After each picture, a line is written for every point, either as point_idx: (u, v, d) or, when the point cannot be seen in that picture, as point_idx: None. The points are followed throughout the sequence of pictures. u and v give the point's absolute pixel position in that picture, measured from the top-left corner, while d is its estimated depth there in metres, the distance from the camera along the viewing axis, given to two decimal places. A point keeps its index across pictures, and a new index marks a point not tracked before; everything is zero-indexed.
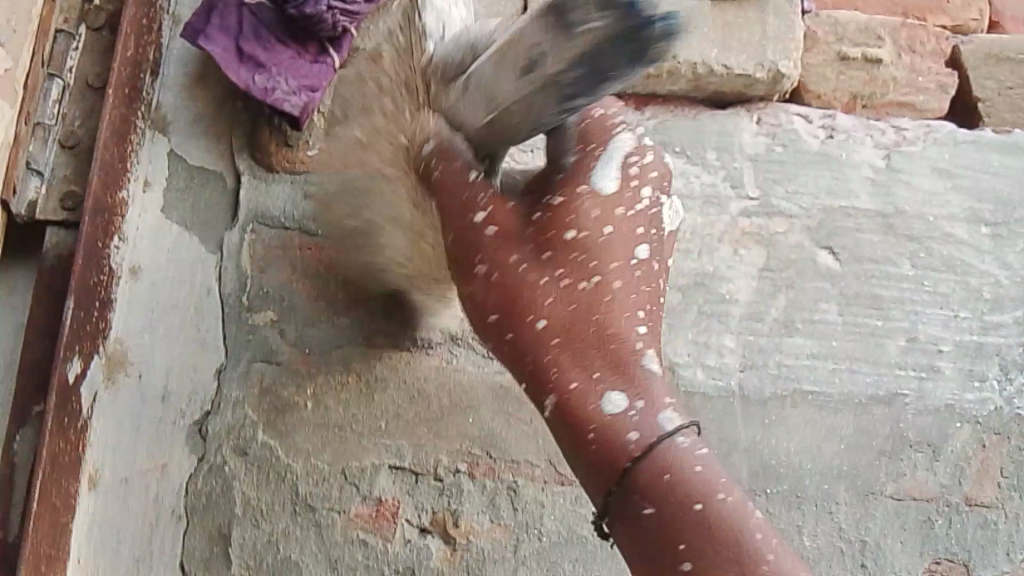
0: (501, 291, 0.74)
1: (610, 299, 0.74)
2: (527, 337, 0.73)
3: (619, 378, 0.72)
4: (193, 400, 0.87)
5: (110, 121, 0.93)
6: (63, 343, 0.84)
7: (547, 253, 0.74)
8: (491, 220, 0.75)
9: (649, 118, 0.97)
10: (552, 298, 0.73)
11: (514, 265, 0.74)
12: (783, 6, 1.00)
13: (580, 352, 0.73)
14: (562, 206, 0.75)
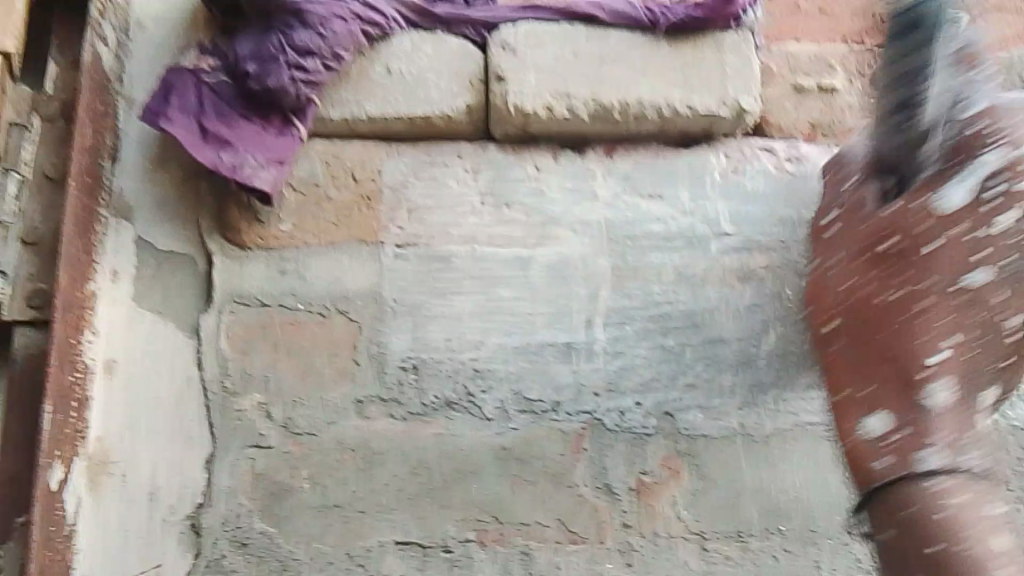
0: (885, 305, 0.72)
1: (894, 350, 0.71)
2: (836, 351, 0.76)
3: (950, 382, 0.70)
4: (184, 496, 0.85)
5: (72, 213, 0.84)
6: (45, 449, 0.76)
7: (903, 293, 0.72)
8: (924, 237, 0.72)
9: (620, 159, 0.98)
10: (926, 322, 0.71)
11: (913, 258, 0.72)
12: (739, 43, 1.00)
13: (863, 365, 0.73)
14: (938, 245, 0.71)
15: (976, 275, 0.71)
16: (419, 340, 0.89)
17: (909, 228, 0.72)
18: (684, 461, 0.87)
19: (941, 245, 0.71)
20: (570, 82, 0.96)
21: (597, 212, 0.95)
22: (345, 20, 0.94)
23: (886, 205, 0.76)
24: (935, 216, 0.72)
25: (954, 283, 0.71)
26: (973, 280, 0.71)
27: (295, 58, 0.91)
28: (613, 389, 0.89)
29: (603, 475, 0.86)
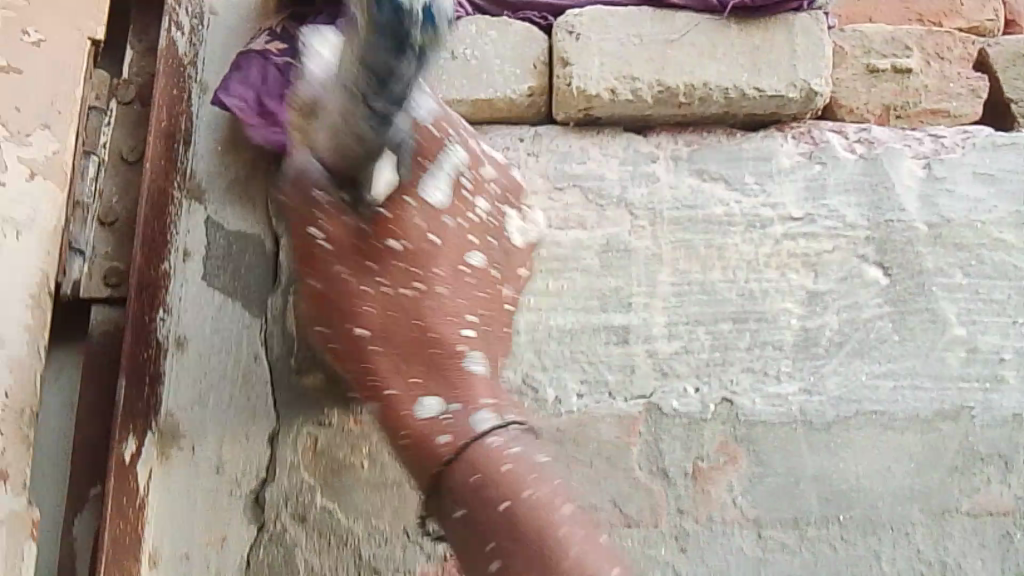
0: (404, 301, 0.79)
1: (431, 313, 0.80)
2: (401, 332, 0.79)
3: (483, 358, 0.81)
4: (247, 471, 0.87)
5: (148, 195, 0.93)
6: (118, 423, 0.85)
7: (414, 281, 0.79)
8: (432, 231, 0.81)
9: (682, 145, 0.96)
10: (447, 309, 0.80)
11: (402, 264, 0.79)
12: (811, 26, 0.97)
13: (405, 355, 0.79)
14: (462, 236, 0.83)
15: (484, 213, 0.85)
16: None
17: (413, 233, 0.80)
18: (741, 446, 0.87)
19: (448, 239, 0.82)
20: (636, 65, 0.95)
21: (657, 195, 0.94)
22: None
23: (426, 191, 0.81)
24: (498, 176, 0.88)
25: (498, 290, 0.85)
26: (471, 259, 0.83)
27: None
28: (670, 373, 0.89)
29: (659, 459, 0.86)
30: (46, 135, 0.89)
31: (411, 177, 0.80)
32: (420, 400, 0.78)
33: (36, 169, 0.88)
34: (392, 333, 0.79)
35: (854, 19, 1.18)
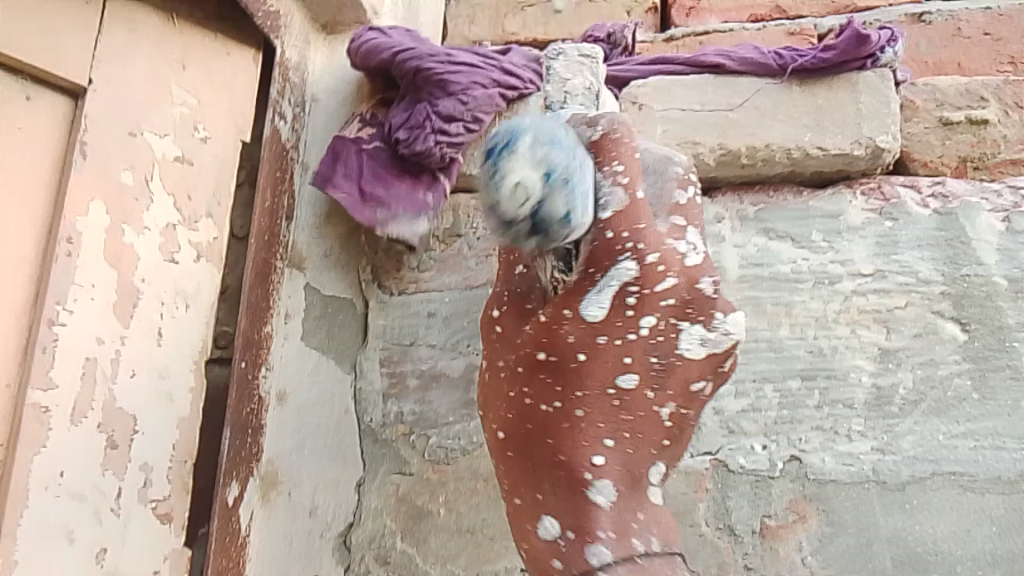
0: (542, 420, 0.67)
1: (569, 433, 0.67)
2: (535, 442, 0.68)
3: (620, 485, 0.67)
4: (337, 515, 0.96)
5: (255, 267, 0.99)
6: (225, 471, 0.90)
7: (553, 399, 0.67)
8: (584, 347, 0.66)
9: (748, 205, 0.98)
10: (592, 428, 0.67)
11: (567, 364, 0.67)
12: (876, 84, 0.98)
13: (529, 468, 0.68)
14: (620, 347, 0.67)
15: (638, 334, 0.67)
16: None
17: (564, 347, 0.67)
18: (811, 505, 0.87)
19: (609, 347, 0.66)
20: (697, 131, 0.99)
21: (725, 254, 0.96)
22: (484, 86, 1.03)
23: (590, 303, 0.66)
24: (674, 270, 0.67)
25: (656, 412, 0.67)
26: (623, 381, 0.67)
27: (439, 123, 1.00)
28: (735, 429, 0.90)
29: (726, 517, 0.88)
30: (210, 223, 0.97)
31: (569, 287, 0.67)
32: (537, 518, 0.68)
33: (202, 252, 0.95)
34: (532, 438, 0.68)
35: (926, 73, 1.18)
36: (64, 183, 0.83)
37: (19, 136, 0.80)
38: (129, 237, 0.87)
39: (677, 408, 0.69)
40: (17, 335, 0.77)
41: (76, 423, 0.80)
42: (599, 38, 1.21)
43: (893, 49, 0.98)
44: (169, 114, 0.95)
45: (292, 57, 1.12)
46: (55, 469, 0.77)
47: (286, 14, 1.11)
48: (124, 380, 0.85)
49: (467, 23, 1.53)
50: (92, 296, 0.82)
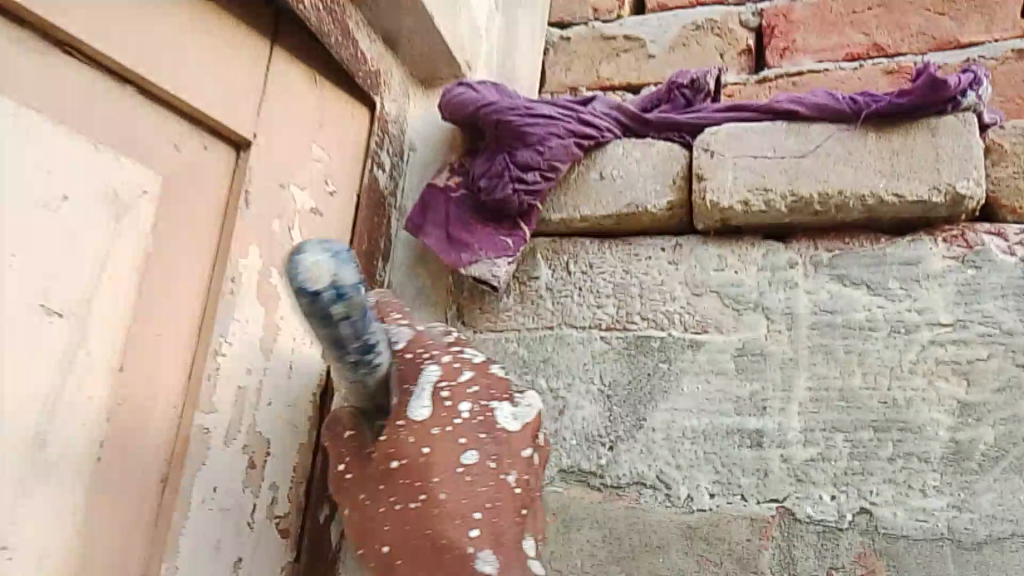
0: (409, 516, 0.66)
1: (440, 515, 0.65)
2: (406, 539, 0.65)
3: (497, 552, 0.64)
4: None
5: None
6: (318, 490, 1.01)
7: (416, 492, 0.66)
8: (422, 438, 0.69)
9: (823, 250, 0.99)
10: (449, 510, 0.65)
11: (401, 460, 0.68)
12: (957, 128, 0.96)
13: (416, 574, 0.64)
14: (452, 431, 0.69)
15: (464, 417, 0.70)
16: (642, 416, 0.97)
17: (406, 449, 0.68)
18: (882, 560, 0.85)
19: (438, 437, 0.69)
20: (770, 176, 1.00)
21: (796, 302, 0.98)
22: (559, 136, 1.07)
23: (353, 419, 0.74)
24: None
25: (505, 479, 0.69)
26: (465, 458, 0.68)
27: (517, 172, 1.06)
28: (803, 477, 0.90)
29: (793, 566, 0.88)
30: None
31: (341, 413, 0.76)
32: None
33: None
34: (422, 537, 0.64)
35: None
36: (230, 228, 0.93)
37: (200, 187, 0.92)
38: (273, 278, 0.97)
39: (520, 474, 0.70)
40: (185, 363, 0.88)
41: (228, 444, 0.90)
42: (683, 84, 1.23)
43: (975, 92, 0.97)
44: (313, 167, 1.05)
45: (392, 111, 1.22)
46: (212, 484, 0.87)
47: (386, 71, 1.21)
48: (263, 409, 0.96)
49: (562, 71, 1.59)
50: (247, 332, 0.93)
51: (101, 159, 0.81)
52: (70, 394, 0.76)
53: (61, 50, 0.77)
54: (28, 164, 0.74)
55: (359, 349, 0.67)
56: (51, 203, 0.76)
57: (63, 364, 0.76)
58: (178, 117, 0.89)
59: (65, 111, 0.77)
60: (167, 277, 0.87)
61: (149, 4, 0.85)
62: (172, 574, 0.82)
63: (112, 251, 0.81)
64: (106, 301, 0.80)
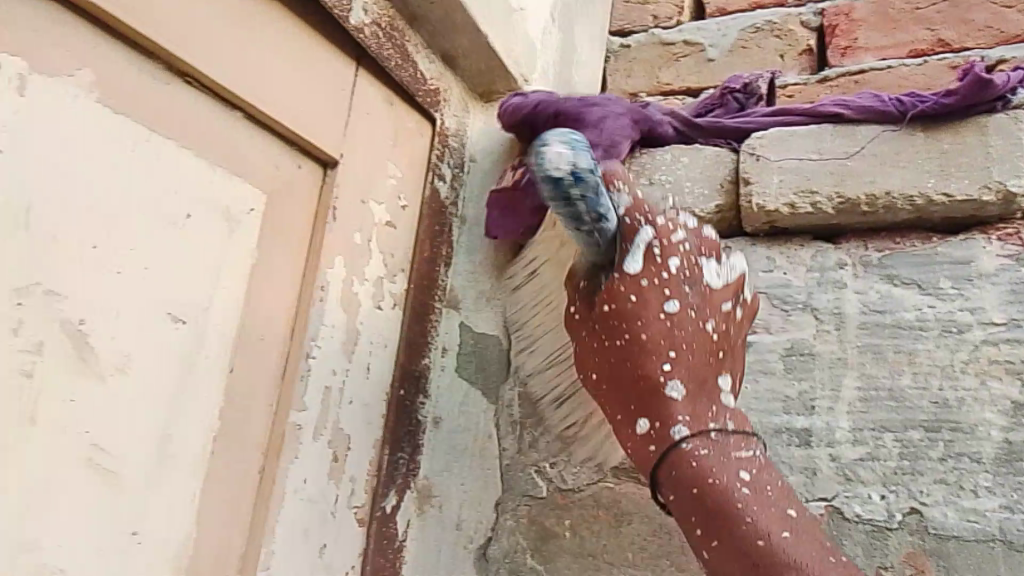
0: (619, 353, 0.89)
1: (646, 347, 0.88)
2: (613, 362, 0.90)
3: (686, 384, 0.87)
4: (480, 528, 1.12)
5: (410, 309, 1.18)
6: (389, 482, 1.11)
7: (625, 332, 0.89)
8: (632, 293, 0.89)
9: (873, 251, 1.02)
10: (655, 339, 0.88)
11: (625, 310, 0.89)
12: (1008, 124, 1.00)
13: (619, 392, 0.90)
14: (660, 286, 0.90)
15: (673, 270, 0.91)
16: None
17: (619, 298, 0.89)
18: (930, 559, 0.87)
19: (652, 288, 0.90)
20: (816, 180, 1.04)
21: (844, 302, 1.00)
22: (617, 118, 1.12)
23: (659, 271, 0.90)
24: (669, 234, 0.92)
25: (702, 328, 0.90)
26: (669, 308, 0.89)
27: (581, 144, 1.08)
28: (851, 476, 0.92)
29: None
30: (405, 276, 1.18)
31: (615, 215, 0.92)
32: (633, 422, 0.88)
33: (398, 300, 1.16)
34: (624, 358, 0.89)
35: None
36: (319, 241, 1.04)
37: (292, 204, 1.02)
38: (356, 287, 1.09)
39: (716, 326, 0.92)
40: (279, 364, 0.99)
41: (317, 438, 1.01)
42: (735, 89, 1.25)
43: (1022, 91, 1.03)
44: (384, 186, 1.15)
45: (451, 126, 1.29)
46: (303, 476, 0.99)
47: (445, 89, 1.28)
48: (345, 406, 1.06)
49: (625, 78, 1.61)
50: (328, 338, 1.04)
51: (217, 179, 0.92)
52: (194, 389, 0.88)
53: (184, 79, 0.89)
54: (157, 188, 0.85)
55: (572, 175, 0.78)
56: (178, 221, 0.87)
57: (186, 363, 0.87)
58: (275, 138, 1.00)
59: (188, 135, 0.89)
60: (265, 286, 0.98)
61: (251, 43, 0.97)
62: (269, 558, 0.94)
63: (226, 259, 0.92)
64: (222, 308, 0.92)
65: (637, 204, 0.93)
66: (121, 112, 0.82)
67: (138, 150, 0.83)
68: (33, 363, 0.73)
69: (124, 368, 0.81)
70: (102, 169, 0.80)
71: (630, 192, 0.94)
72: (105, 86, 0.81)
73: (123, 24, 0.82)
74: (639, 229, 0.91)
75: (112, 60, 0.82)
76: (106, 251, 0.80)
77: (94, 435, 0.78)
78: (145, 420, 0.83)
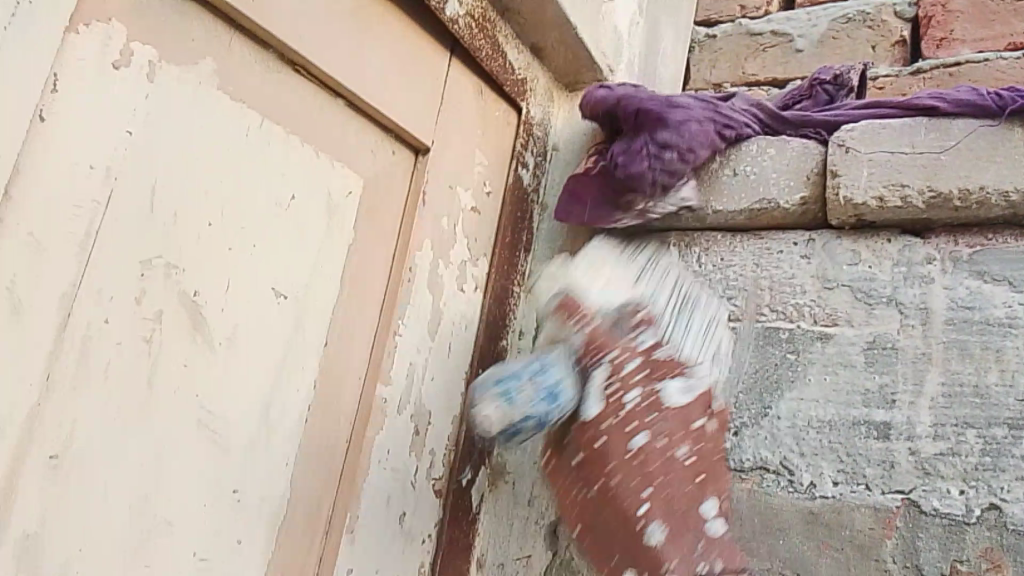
0: (596, 503, 0.94)
1: (626, 494, 0.93)
2: (603, 489, 0.94)
3: (667, 515, 0.92)
4: (550, 506, 1.14)
5: (492, 293, 1.22)
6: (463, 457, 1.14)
7: (594, 482, 0.94)
8: (607, 480, 0.94)
9: (963, 247, 1.03)
10: (631, 481, 0.93)
11: (597, 462, 0.94)
12: None
13: (601, 540, 0.95)
14: (624, 427, 0.95)
15: (634, 403, 0.96)
16: (767, 403, 1.05)
17: (590, 438, 0.95)
18: (1007, 556, 0.89)
19: (614, 430, 0.95)
20: (905, 173, 1.04)
21: (930, 299, 1.02)
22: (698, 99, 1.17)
23: (624, 396, 0.97)
24: (633, 353, 1.00)
25: (671, 457, 0.95)
26: (636, 444, 0.95)
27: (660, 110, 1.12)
28: (932, 470, 0.94)
29: (914, 556, 0.92)
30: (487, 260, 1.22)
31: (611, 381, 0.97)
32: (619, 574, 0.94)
33: (479, 283, 1.20)
34: (610, 498, 0.94)
35: None
36: (411, 223, 1.10)
37: (388, 189, 1.09)
38: (442, 270, 1.14)
39: (690, 449, 0.98)
40: (370, 339, 1.05)
41: (401, 411, 1.07)
42: (825, 81, 1.25)
43: None
44: (469, 173, 1.19)
45: (537, 116, 1.33)
46: (387, 447, 1.05)
47: (532, 80, 1.31)
48: (429, 383, 1.11)
49: (709, 68, 1.61)
50: (416, 317, 1.09)
51: (321, 164, 1.00)
52: (294, 359, 0.95)
53: (294, 70, 0.97)
54: (266, 173, 0.93)
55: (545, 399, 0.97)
56: (283, 202, 0.95)
57: (289, 332, 0.95)
58: (375, 127, 1.08)
59: (298, 125, 0.97)
60: (362, 266, 1.04)
61: (363, 38, 1.04)
62: (353, 522, 1.00)
63: (326, 239, 1.00)
64: (320, 282, 0.99)
65: (591, 338, 0.99)
66: (240, 102, 0.92)
67: (252, 137, 0.92)
68: (154, 327, 0.82)
69: (231, 336, 0.89)
70: (219, 154, 0.89)
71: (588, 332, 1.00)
72: (225, 75, 0.90)
73: (249, 22, 0.91)
74: (593, 368, 0.98)
75: (233, 52, 0.91)
76: (221, 231, 0.88)
77: (204, 398, 0.86)
78: (251, 386, 0.90)
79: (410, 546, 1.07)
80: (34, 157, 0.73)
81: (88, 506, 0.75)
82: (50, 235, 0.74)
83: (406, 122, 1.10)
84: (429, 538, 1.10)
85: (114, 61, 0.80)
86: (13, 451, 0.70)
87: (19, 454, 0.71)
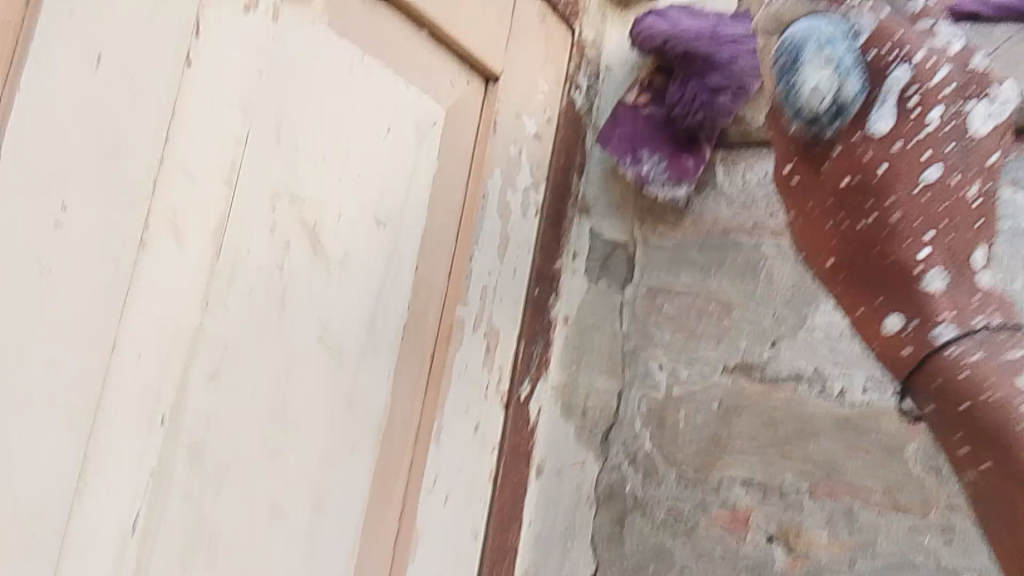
0: (861, 234, 0.69)
1: (902, 233, 0.67)
2: (873, 222, 0.68)
3: (951, 269, 0.66)
4: (603, 416, 1.28)
5: (549, 214, 1.31)
6: (531, 372, 1.28)
7: (867, 210, 0.68)
8: (879, 176, 0.68)
9: None
10: (913, 219, 0.67)
11: (865, 194, 0.68)
12: None
13: (864, 283, 0.69)
14: (917, 146, 0.68)
15: (933, 126, 0.68)
16: (805, 319, 1.16)
17: (862, 169, 0.68)
18: None
19: (907, 149, 0.68)
20: None
21: None
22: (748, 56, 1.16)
23: (927, 118, 0.68)
24: (917, 57, 0.67)
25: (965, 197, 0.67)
26: (930, 173, 0.67)
27: (705, 96, 1.18)
28: None
29: (935, 457, 1.03)
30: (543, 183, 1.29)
31: (859, 149, 0.68)
32: (882, 321, 0.68)
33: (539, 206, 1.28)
34: (885, 239, 0.67)
35: None
36: (483, 152, 1.16)
37: (463, 119, 1.13)
38: (508, 195, 1.21)
39: (981, 187, 0.68)
40: (448, 261, 1.11)
41: (476, 328, 1.16)
42: None
43: None
44: (532, 102, 1.25)
45: (590, 38, 1.38)
46: (464, 360, 1.14)
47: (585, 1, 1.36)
48: (499, 302, 1.21)
49: None
50: (488, 243, 1.17)
51: (411, 96, 1.03)
52: (394, 276, 1.02)
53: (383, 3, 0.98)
54: (370, 99, 0.97)
55: (828, 109, 0.67)
56: (381, 135, 0.99)
57: (387, 254, 1.01)
58: (452, 57, 1.10)
59: (392, 55, 1.00)
60: (444, 190, 1.10)
61: None
62: (440, 430, 1.10)
63: (420, 167, 1.05)
64: (414, 206, 1.04)
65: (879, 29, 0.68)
66: (343, 32, 0.93)
67: (356, 68, 0.95)
68: (284, 256, 0.87)
69: (345, 257, 0.94)
70: (329, 78, 0.91)
71: (905, 55, 0.67)
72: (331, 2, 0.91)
73: None
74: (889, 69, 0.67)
75: None
76: (332, 160, 0.92)
77: (323, 319, 0.92)
78: (360, 303, 0.97)
79: (483, 448, 1.19)
80: (187, 98, 0.76)
81: (239, 423, 0.83)
82: (201, 174, 0.77)
83: (481, 53, 1.12)
84: (498, 443, 1.22)
85: (245, 4, 0.81)
86: (178, 373, 0.76)
87: (184, 376, 0.77)
